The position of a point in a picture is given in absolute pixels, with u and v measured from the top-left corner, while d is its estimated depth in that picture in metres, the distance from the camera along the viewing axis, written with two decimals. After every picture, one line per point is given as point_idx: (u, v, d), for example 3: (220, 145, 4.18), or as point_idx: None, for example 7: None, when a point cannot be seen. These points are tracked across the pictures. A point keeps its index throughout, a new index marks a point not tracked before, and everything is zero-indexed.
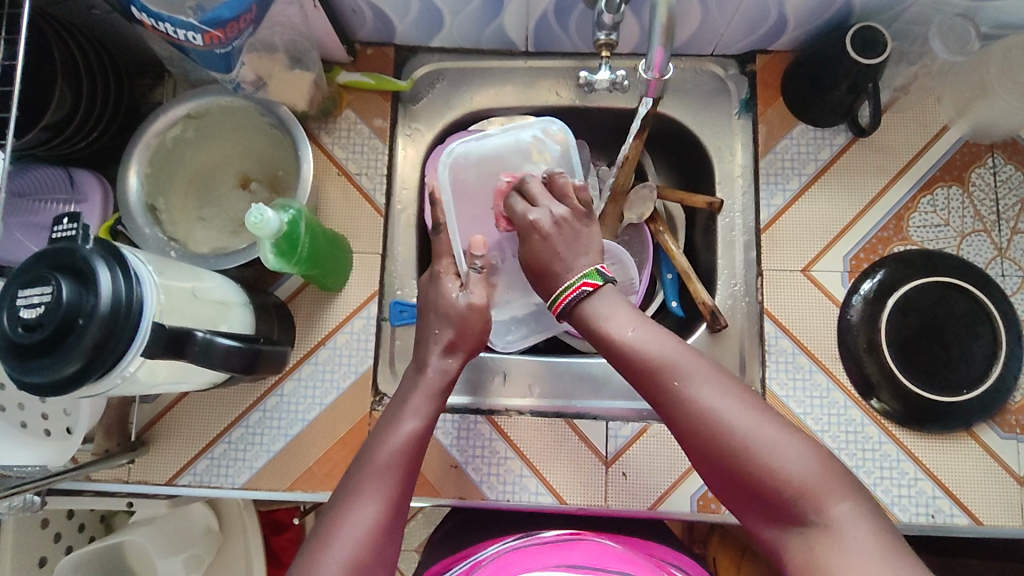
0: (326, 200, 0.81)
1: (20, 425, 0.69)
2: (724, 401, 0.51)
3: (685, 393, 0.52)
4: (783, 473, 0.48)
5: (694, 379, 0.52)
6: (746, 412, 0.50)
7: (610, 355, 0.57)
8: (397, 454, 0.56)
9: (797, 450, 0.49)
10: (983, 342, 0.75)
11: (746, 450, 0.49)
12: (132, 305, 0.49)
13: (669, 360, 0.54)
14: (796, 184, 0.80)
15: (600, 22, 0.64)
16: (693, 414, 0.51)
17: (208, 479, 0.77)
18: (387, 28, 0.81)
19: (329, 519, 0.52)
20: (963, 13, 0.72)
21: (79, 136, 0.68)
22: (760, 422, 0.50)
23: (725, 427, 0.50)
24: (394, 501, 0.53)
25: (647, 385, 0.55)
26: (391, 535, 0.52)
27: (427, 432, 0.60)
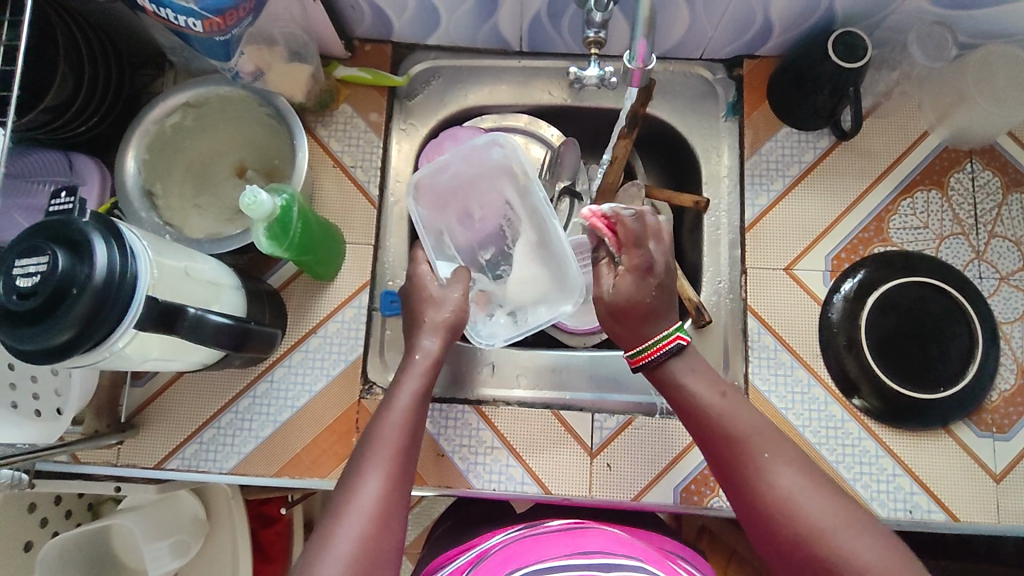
0: (321, 191, 0.83)
1: (11, 405, 0.70)
2: (803, 483, 0.53)
3: (765, 469, 0.54)
4: (850, 559, 0.49)
5: (777, 457, 0.55)
6: (823, 496, 0.52)
7: (691, 419, 0.61)
8: (397, 431, 0.57)
9: (870, 538, 0.50)
10: (961, 341, 0.77)
11: (818, 535, 0.50)
12: (126, 278, 0.50)
13: (752, 435, 0.56)
14: (780, 185, 0.82)
15: (590, 20, 0.66)
16: (771, 491, 0.53)
17: (196, 463, 0.77)
18: (384, 25, 0.83)
19: (339, 495, 0.53)
20: (940, 21, 0.75)
21: (79, 121, 0.70)
22: (838, 508, 0.51)
23: (800, 508, 0.52)
24: (395, 475, 0.54)
25: (723, 457, 0.57)
26: (397, 508, 0.53)
27: (420, 411, 0.60)
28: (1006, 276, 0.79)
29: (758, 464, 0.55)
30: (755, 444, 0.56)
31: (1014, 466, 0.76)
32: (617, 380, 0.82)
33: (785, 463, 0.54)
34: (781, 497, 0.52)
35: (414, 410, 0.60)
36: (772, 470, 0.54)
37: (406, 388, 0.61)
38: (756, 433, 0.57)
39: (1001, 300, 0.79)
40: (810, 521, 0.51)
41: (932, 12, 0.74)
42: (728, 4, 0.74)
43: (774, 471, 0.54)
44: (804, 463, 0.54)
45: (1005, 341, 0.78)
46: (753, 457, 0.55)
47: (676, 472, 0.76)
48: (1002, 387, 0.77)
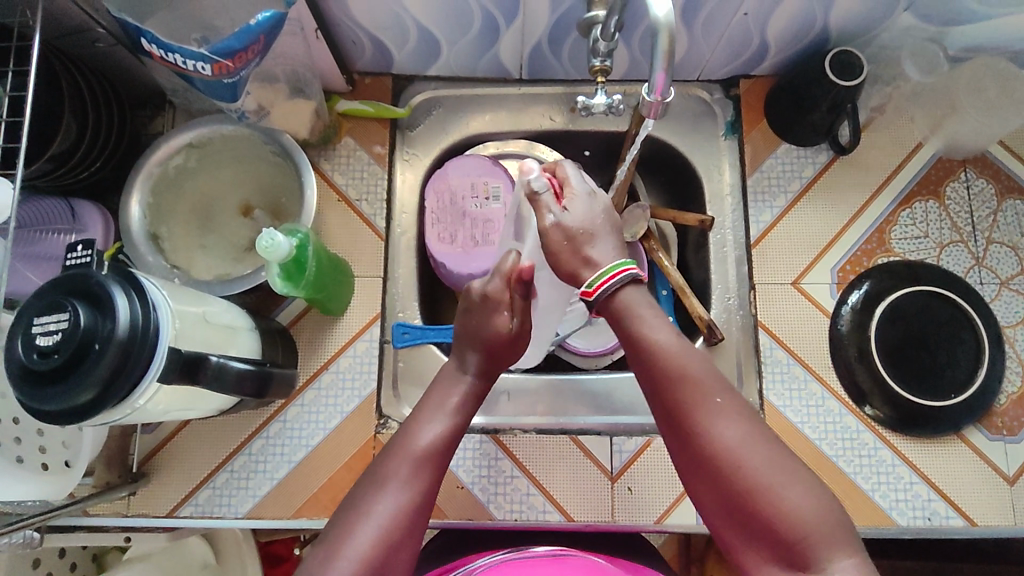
0: (327, 226, 0.83)
1: (16, 459, 0.68)
2: (744, 434, 0.48)
3: (708, 422, 0.49)
4: (787, 514, 0.45)
5: (723, 407, 0.49)
6: (765, 449, 0.48)
7: (634, 356, 0.54)
8: (432, 450, 0.54)
9: (811, 494, 0.46)
10: (968, 347, 0.78)
11: (759, 492, 0.46)
12: (148, 329, 0.49)
13: (697, 376, 0.50)
14: (782, 201, 0.83)
15: (595, 49, 0.66)
16: (714, 445, 0.48)
17: (209, 509, 0.75)
18: (385, 58, 0.83)
19: (359, 496, 0.51)
20: (932, 38, 0.78)
21: (83, 166, 0.69)
22: (780, 463, 0.47)
23: (743, 466, 0.47)
24: (424, 493, 0.51)
25: (665, 407, 0.52)
26: (419, 524, 0.50)
27: (455, 435, 0.57)
28: (1006, 281, 0.81)
29: (698, 417, 0.49)
30: (699, 399, 0.50)
31: None
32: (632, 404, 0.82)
33: (732, 416, 0.49)
34: (720, 453, 0.48)
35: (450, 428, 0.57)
36: (714, 426, 0.49)
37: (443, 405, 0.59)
38: (704, 381, 0.50)
39: (1002, 304, 0.80)
40: (752, 474, 0.47)
41: (924, 29, 0.76)
42: (726, 27, 0.75)
43: (718, 427, 0.49)
44: (752, 416, 0.49)
45: (1010, 345, 0.79)
46: (694, 410, 0.50)
47: None
48: (1009, 390, 0.79)
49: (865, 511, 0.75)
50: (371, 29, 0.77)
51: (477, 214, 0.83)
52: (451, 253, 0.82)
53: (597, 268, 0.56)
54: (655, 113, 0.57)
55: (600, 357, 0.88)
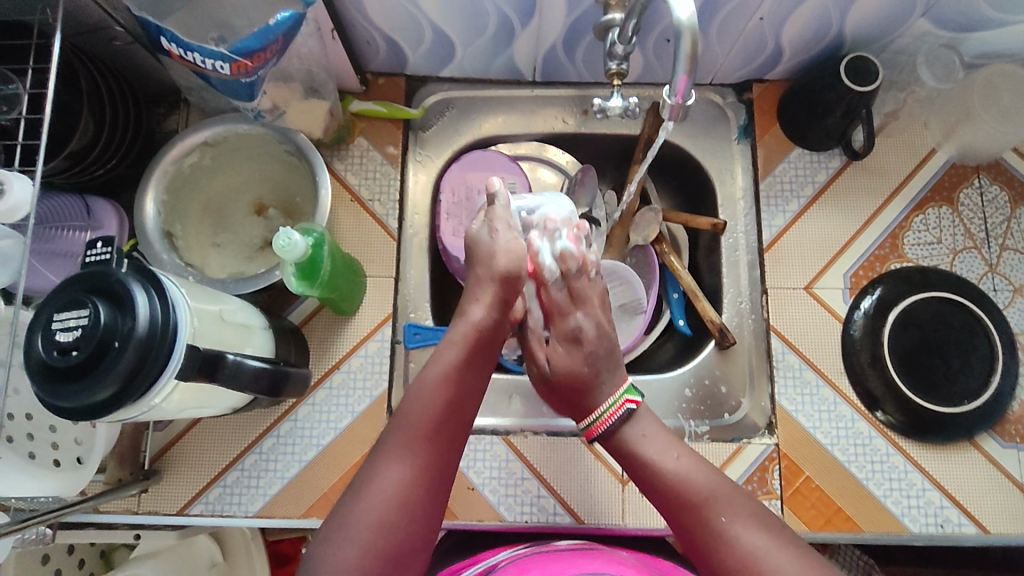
0: (340, 226, 0.83)
1: (28, 456, 0.68)
2: (763, 540, 0.51)
3: (728, 531, 0.53)
4: None
5: (736, 517, 0.53)
6: (788, 551, 0.51)
7: (649, 489, 0.59)
8: (434, 410, 0.57)
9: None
10: (981, 353, 0.78)
11: None
12: (167, 327, 0.49)
13: (709, 495, 0.55)
14: (795, 206, 0.83)
15: (612, 52, 0.66)
16: (735, 555, 0.51)
17: (220, 507, 0.75)
18: (399, 59, 0.83)
19: (365, 475, 0.53)
20: (947, 43, 0.78)
21: (99, 163, 0.69)
22: (805, 565, 0.50)
23: (769, 573, 0.49)
24: (425, 457, 0.54)
25: (686, 524, 0.55)
26: (425, 490, 0.53)
27: (466, 390, 0.60)
28: (1020, 288, 0.81)
29: (719, 528, 0.53)
30: (716, 512, 0.54)
31: None
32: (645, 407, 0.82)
33: (748, 524, 0.53)
34: (743, 557, 0.51)
35: (456, 380, 0.60)
36: (735, 532, 0.52)
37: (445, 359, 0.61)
38: (714, 498, 0.55)
39: (1016, 312, 0.80)
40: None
41: (939, 35, 0.76)
42: (741, 31, 0.75)
43: (739, 533, 0.52)
44: (767, 524, 0.53)
45: None
46: (714, 520, 0.54)
47: None
48: None
49: (877, 518, 0.75)
50: (387, 30, 0.77)
51: None
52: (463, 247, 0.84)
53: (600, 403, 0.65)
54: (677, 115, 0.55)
55: None
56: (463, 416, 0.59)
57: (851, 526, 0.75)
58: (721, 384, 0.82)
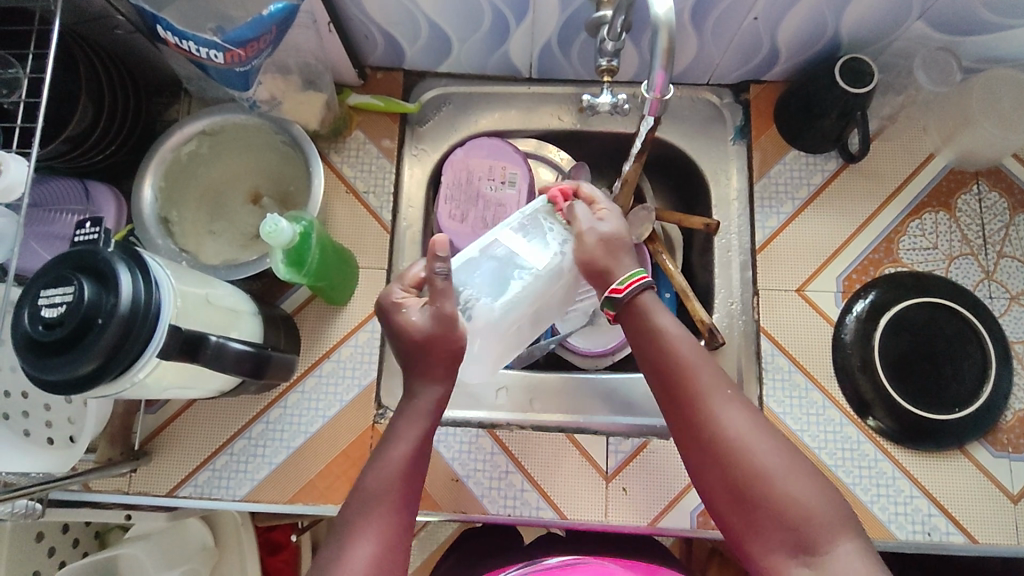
0: (335, 218, 0.84)
1: (23, 433, 0.70)
2: (746, 424, 0.52)
3: (714, 410, 0.52)
4: (793, 501, 0.48)
5: (727, 397, 0.53)
6: (768, 438, 0.51)
7: (646, 352, 0.56)
8: (390, 484, 0.52)
9: (819, 490, 0.49)
10: (974, 360, 0.77)
11: (763, 477, 0.50)
12: (149, 307, 0.50)
13: (704, 371, 0.54)
14: (789, 207, 0.83)
15: (602, 49, 0.67)
16: (720, 431, 0.52)
17: (208, 490, 0.77)
18: (397, 53, 0.85)
19: (330, 548, 0.49)
20: (945, 47, 0.77)
21: (97, 149, 0.71)
22: (783, 454, 0.51)
23: (749, 453, 0.50)
24: (389, 539, 0.50)
25: (670, 398, 0.55)
26: (392, 574, 0.49)
27: (421, 457, 0.55)
28: (1016, 296, 0.80)
29: (705, 403, 0.53)
30: (703, 387, 0.53)
31: None
32: (632, 404, 0.80)
33: (736, 405, 0.53)
34: (724, 437, 0.51)
35: (414, 455, 0.54)
36: (720, 410, 0.52)
37: (402, 438, 0.54)
38: (709, 374, 0.54)
39: (1012, 320, 0.79)
40: (757, 460, 0.50)
41: (937, 39, 0.76)
42: (735, 31, 0.75)
43: (725, 412, 0.52)
44: (754, 408, 0.53)
45: (1018, 361, 0.78)
46: (703, 394, 0.53)
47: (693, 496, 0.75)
48: (1016, 407, 0.77)
49: (864, 524, 0.74)
50: (384, 24, 0.78)
51: (491, 197, 0.83)
52: (461, 233, 0.82)
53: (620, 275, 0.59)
54: (655, 110, 0.57)
55: (601, 356, 0.87)
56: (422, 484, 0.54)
57: None
58: None
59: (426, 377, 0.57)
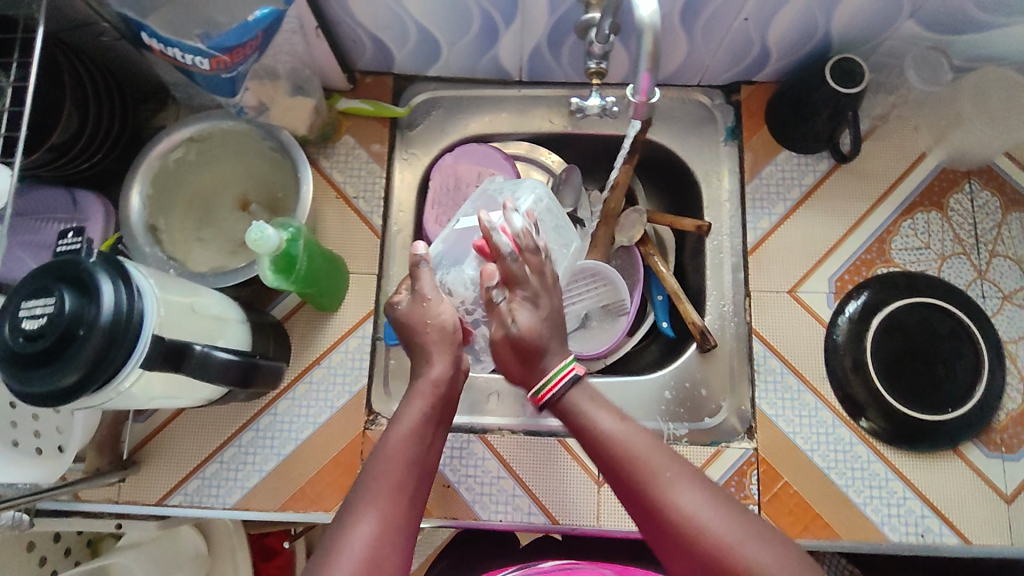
0: (325, 223, 0.84)
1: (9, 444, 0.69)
2: (702, 501, 0.50)
3: (665, 488, 0.51)
4: (758, 572, 0.46)
5: (676, 479, 0.51)
6: (729, 517, 0.49)
7: (590, 446, 0.56)
8: (394, 466, 0.53)
9: (778, 556, 0.47)
10: (967, 360, 0.76)
11: (727, 550, 0.47)
12: (132, 317, 0.50)
13: (648, 452, 0.53)
14: (781, 209, 0.83)
15: (590, 51, 0.66)
16: (673, 514, 0.49)
17: (198, 499, 0.76)
18: (386, 57, 0.84)
19: (331, 531, 0.49)
20: (935, 46, 0.77)
21: (83, 157, 0.71)
22: (746, 532, 0.48)
23: (706, 530, 0.48)
24: (392, 517, 0.50)
25: (625, 486, 0.53)
26: (393, 552, 0.48)
27: (422, 445, 0.56)
28: (1009, 295, 0.79)
29: (656, 484, 0.51)
30: (649, 469, 0.52)
31: None
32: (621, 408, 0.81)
33: (687, 483, 0.51)
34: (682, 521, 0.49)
35: (421, 436, 0.56)
36: (674, 491, 0.50)
37: (408, 414, 0.57)
38: (652, 454, 0.53)
39: (1005, 319, 0.79)
40: (714, 534, 0.48)
41: (928, 38, 0.75)
42: (725, 33, 0.75)
43: (679, 492, 0.50)
44: (703, 482, 0.51)
45: (1011, 360, 0.78)
46: (654, 476, 0.51)
47: None
48: (1010, 407, 0.76)
49: (857, 526, 0.74)
50: (372, 28, 0.77)
51: None
52: None
53: (546, 368, 0.59)
54: (641, 113, 0.57)
55: (593, 360, 0.87)
56: (426, 472, 0.55)
57: (829, 533, 0.74)
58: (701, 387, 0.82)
59: (431, 360, 0.60)
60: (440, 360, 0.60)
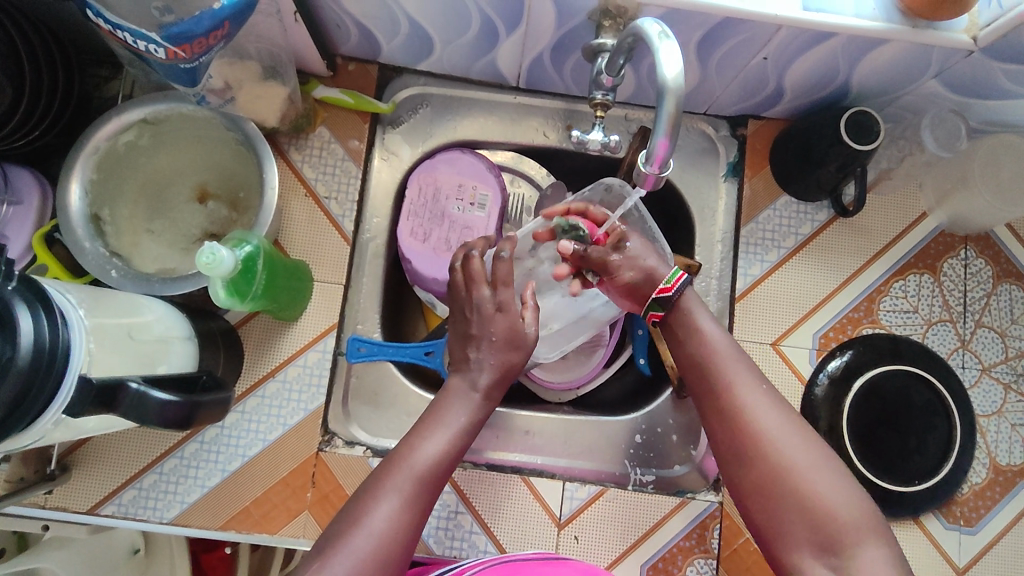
0: (291, 223, 0.77)
1: None
2: (773, 416, 0.57)
3: (744, 406, 0.58)
4: (829, 506, 0.52)
5: (753, 405, 0.57)
6: (794, 436, 0.55)
7: (694, 353, 0.63)
8: (431, 463, 0.57)
9: (848, 497, 0.53)
10: (939, 432, 0.75)
11: (790, 473, 0.54)
12: (56, 354, 0.44)
13: (736, 375, 0.59)
14: (774, 256, 0.79)
15: (598, 81, 0.61)
16: (753, 430, 0.56)
17: (133, 511, 0.71)
18: (373, 46, 0.77)
19: (357, 505, 0.54)
20: (956, 109, 0.73)
21: (19, 133, 0.63)
22: (803, 452, 0.55)
23: (777, 450, 0.55)
24: (414, 491, 0.55)
25: (707, 399, 0.60)
26: (416, 516, 0.55)
27: (452, 456, 0.59)
28: (988, 368, 0.79)
29: (737, 397, 0.58)
30: (739, 382, 0.59)
31: (977, 561, 0.75)
32: (592, 447, 0.78)
33: (764, 411, 0.57)
34: (749, 433, 0.56)
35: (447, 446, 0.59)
36: (749, 403, 0.58)
37: (449, 421, 0.61)
38: (743, 377, 0.59)
39: (981, 392, 0.78)
40: (789, 463, 0.54)
41: (949, 98, 0.71)
42: (741, 68, 0.69)
43: (754, 404, 0.58)
44: (790, 412, 0.57)
45: (981, 435, 0.77)
46: (736, 389, 0.59)
47: (646, 549, 0.73)
48: (973, 480, 0.77)
49: None
50: (359, 16, 0.70)
51: (457, 218, 0.77)
52: (424, 254, 0.76)
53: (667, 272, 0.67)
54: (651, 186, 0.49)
55: (565, 391, 0.85)
56: (452, 463, 0.59)
57: None
58: (672, 432, 0.78)
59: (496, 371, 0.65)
60: (491, 358, 0.65)
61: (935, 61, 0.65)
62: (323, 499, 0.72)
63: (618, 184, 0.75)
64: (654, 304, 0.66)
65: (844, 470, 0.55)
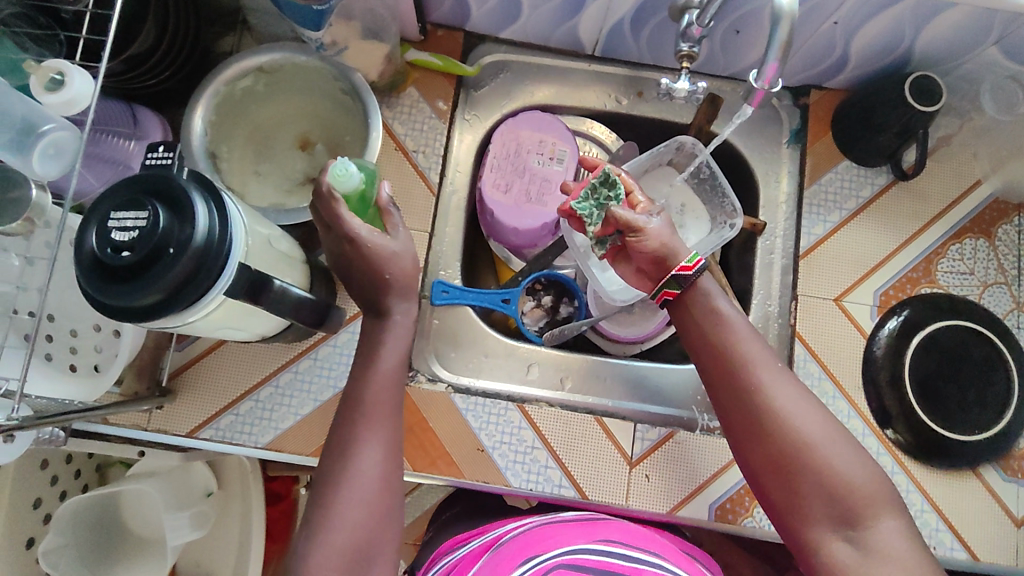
0: (382, 174, 0.82)
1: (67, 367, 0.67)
2: (791, 396, 0.57)
3: (764, 387, 0.58)
4: (847, 480, 0.54)
5: (773, 386, 0.57)
6: (812, 416, 0.57)
7: (709, 333, 0.62)
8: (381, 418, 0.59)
9: (863, 471, 0.55)
10: (998, 386, 0.78)
11: (810, 450, 0.55)
12: (223, 241, 0.49)
13: (753, 355, 0.59)
14: (836, 217, 0.84)
15: (686, 34, 0.66)
16: (772, 410, 0.57)
17: (230, 435, 0.75)
18: (463, 13, 0.83)
19: (328, 478, 0.56)
20: (1013, 76, 0.78)
21: (150, 74, 0.69)
22: (822, 430, 0.56)
23: (795, 429, 0.56)
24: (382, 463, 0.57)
25: (723, 379, 0.60)
26: (386, 494, 0.57)
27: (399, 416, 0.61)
28: None
29: (756, 376, 0.58)
30: (756, 361, 0.59)
31: None
32: (661, 393, 0.82)
33: (782, 390, 0.57)
34: (769, 414, 0.57)
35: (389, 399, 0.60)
36: (768, 382, 0.58)
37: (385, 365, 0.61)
38: (762, 357, 0.59)
39: None
40: (808, 440, 0.55)
41: (1007, 67, 0.77)
42: (811, 35, 0.75)
43: (773, 384, 0.58)
44: (804, 391, 0.58)
45: None
46: (754, 370, 0.58)
47: (714, 489, 0.76)
48: None
49: None
50: None
51: (537, 171, 0.82)
52: (505, 205, 0.81)
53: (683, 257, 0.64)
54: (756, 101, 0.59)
55: (630, 344, 0.89)
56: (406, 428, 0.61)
57: None
58: None
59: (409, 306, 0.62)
60: None
61: (998, 25, 0.69)
62: (409, 430, 0.76)
63: (689, 141, 0.79)
64: (671, 282, 0.63)
65: (855, 442, 0.57)
